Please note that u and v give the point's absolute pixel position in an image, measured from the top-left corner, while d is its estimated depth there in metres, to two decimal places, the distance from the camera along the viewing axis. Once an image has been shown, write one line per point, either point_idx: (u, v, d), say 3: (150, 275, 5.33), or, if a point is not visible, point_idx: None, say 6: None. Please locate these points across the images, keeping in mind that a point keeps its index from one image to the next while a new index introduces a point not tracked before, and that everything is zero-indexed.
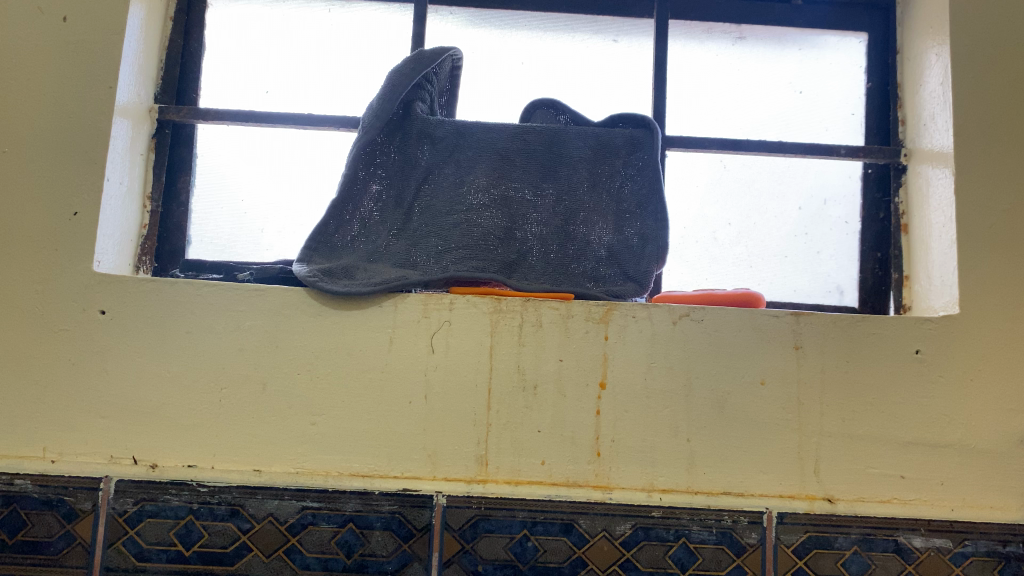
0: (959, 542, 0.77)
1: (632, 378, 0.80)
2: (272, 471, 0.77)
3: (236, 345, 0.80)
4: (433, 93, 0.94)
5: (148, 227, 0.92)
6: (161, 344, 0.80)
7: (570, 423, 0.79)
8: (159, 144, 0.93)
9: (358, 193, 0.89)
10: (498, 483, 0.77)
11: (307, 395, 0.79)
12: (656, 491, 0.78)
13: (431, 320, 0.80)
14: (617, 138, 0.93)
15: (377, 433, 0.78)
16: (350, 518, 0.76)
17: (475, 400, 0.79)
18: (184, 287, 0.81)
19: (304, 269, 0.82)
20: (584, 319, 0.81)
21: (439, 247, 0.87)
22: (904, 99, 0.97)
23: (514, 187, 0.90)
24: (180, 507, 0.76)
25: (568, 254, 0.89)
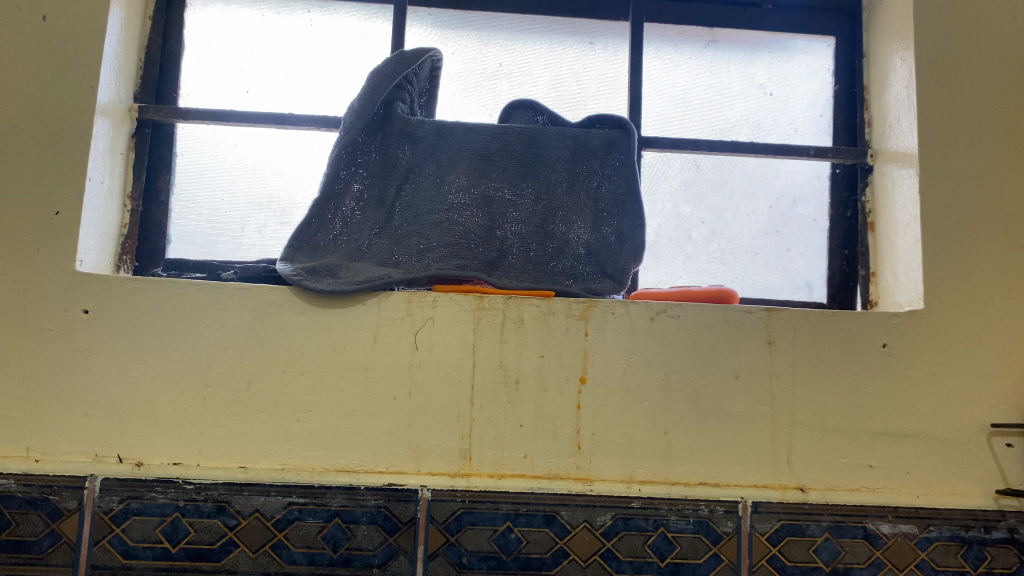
0: (924, 527, 0.80)
1: (611, 373, 0.82)
2: (258, 467, 0.78)
3: (221, 343, 0.80)
4: (413, 94, 0.96)
5: (128, 226, 0.92)
6: (145, 342, 0.80)
7: (551, 417, 0.81)
8: (139, 144, 0.94)
9: (340, 192, 0.90)
10: (482, 477, 0.79)
11: (291, 392, 0.80)
12: (635, 482, 0.80)
13: (414, 318, 0.81)
14: (594, 138, 0.95)
15: (362, 429, 0.79)
16: (336, 513, 0.77)
17: (458, 395, 0.80)
18: (167, 286, 0.81)
19: (288, 267, 0.83)
20: (565, 316, 0.83)
21: (421, 246, 0.89)
22: (870, 101, 1.00)
23: (494, 186, 0.92)
24: (166, 504, 0.77)
25: (548, 252, 0.91)
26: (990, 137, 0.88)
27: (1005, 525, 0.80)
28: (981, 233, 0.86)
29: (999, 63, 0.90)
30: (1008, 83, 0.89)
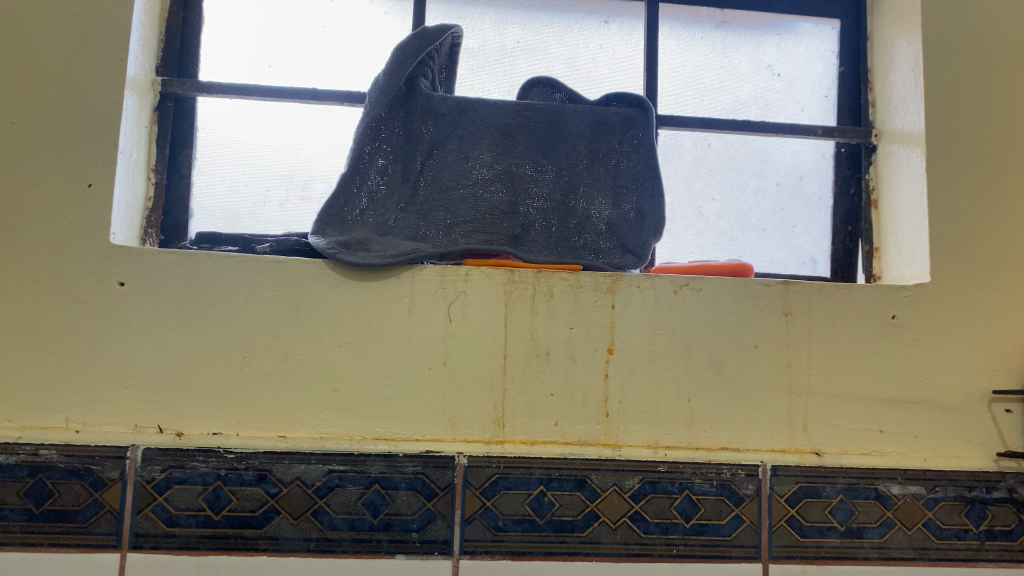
0: (931, 488, 0.85)
1: (638, 344, 0.85)
2: (297, 437, 0.80)
3: (258, 315, 0.82)
4: (434, 70, 0.97)
5: (153, 199, 0.93)
6: (182, 314, 0.81)
7: (580, 386, 0.84)
8: (162, 117, 0.94)
9: (366, 167, 0.91)
10: (515, 443, 0.82)
11: (328, 363, 0.81)
12: (661, 447, 0.83)
13: (448, 291, 0.84)
14: (612, 116, 0.98)
15: (399, 399, 0.82)
16: (375, 480, 0.79)
17: (491, 365, 0.83)
18: (202, 259, 0.82)
19: (321, 241, 0.84)
20: (593, 289, 0.85)
21: (448, 221, 0.91)
22: (874, 83, 1.04)
23: (516, 162, 0.94)
24: (208, 473, 0.78)
25: (570, 228, 0.93)
26: (991, 118, 0.93)
27: (1005, 485, 0.86)
28: (984, 210, 0.90)
29: (1001, 48, 0.94)
30: (1009, 67, 0.94)
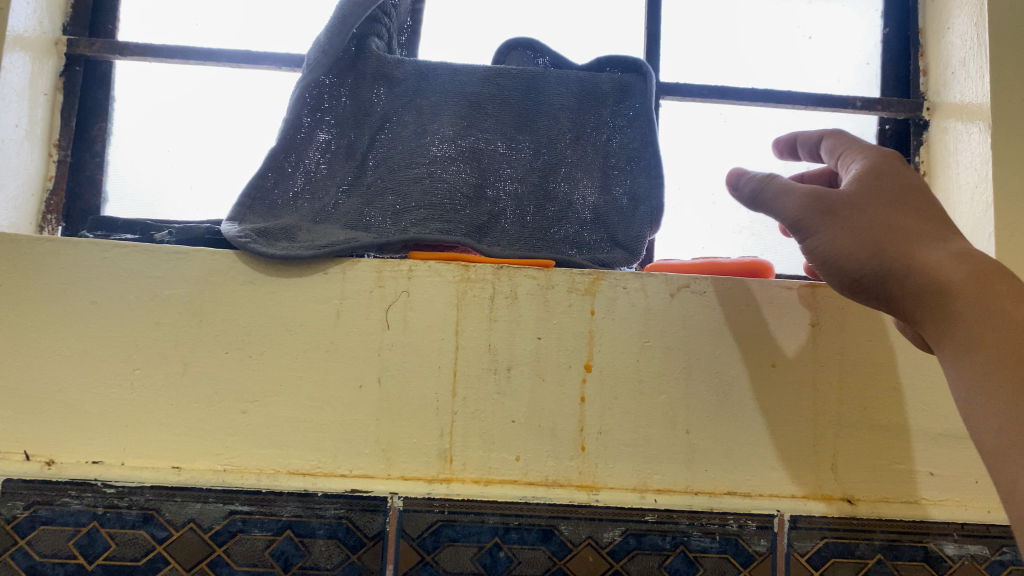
0: (996, 549, 0.67)
1: (623, 361, 0.68)
2: (194, 469, 0.65)
3: (153, 318, 0.67)
4: (392, 28, 0.82)
5: (55, 179, 0.78)
6: (60, 316, 0.66)
7: (549, 411, 0.67)
8: (69, 83, 0.80)
9: (303, 141, 0.76)
10: (465, 483, 0.65)
11: (237, 378, 0.66)
12: (650, 491, 0.66)
13: (386, 290, 0.68)
14: (602, 84, 0.82)
15: (323, 424, 0.66)
16: (288, 525, 0.64)
17: (439, 384, 0.67)
18: (89, 248, 0.67)
19: (235, 228, 0.69)
20: (567, 290, 0.69)
21: (398, 206, 0.74)
22: (927, 46, 0.86)
23: (484, 137, 0.78)
24: (82, 512, 0.63)
25: (548, 217, 0.77)
26: None
27: None
28: None
29: None
30: None
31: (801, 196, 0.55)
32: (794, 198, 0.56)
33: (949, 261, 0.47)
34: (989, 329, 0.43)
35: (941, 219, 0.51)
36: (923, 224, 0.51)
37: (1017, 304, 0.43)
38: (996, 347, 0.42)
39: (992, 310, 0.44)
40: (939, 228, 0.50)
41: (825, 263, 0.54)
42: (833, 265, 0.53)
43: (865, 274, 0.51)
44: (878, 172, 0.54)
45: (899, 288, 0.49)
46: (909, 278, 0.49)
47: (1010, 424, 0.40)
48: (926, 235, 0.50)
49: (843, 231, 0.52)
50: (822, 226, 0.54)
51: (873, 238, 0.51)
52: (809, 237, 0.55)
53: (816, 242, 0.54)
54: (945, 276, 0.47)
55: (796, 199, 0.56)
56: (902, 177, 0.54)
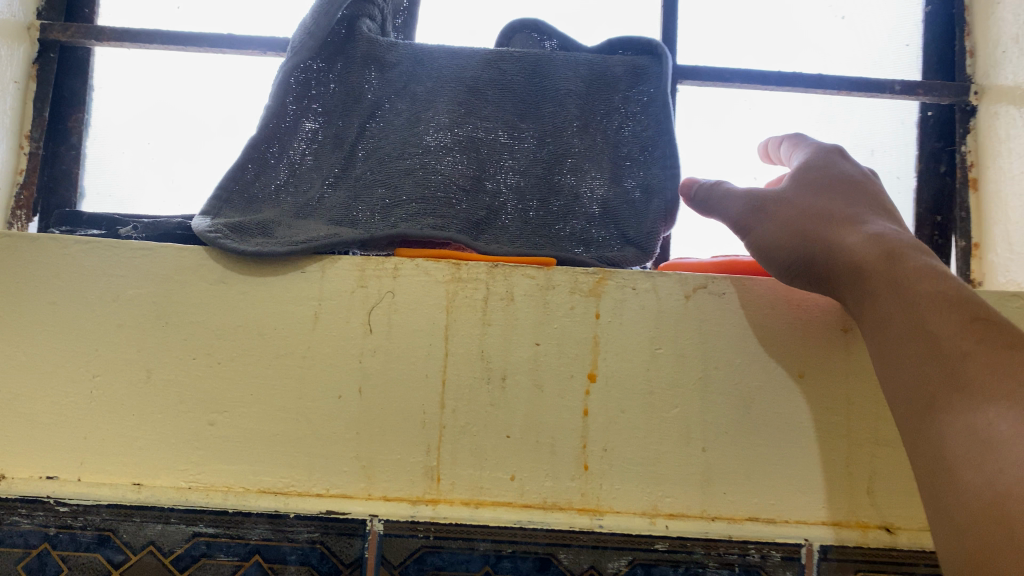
0: None
1: (631, 370, 0.61)
2: (156, 486, 0.59)
3: (114, 320, 0.61)
4: (385, 12, 0.77)
5: (25, 172, 0.74)
6: (14, 318, 0.61)
7: (548, 426, 0.60)
8: (43, 71, 0.76)
9: (287, 131, 0.70)
10: (453, 505, 0.59)
11: (204, 388, 0.60)
12: (660, 516, 0.59)
13: (369, 291, 0.62)
14: (612, 67, 0.75)
15: (298, 438, 0.60)
16: (256, 549, 0.58)
17: (426, 394, 0.60)
18: (47, 244, 0.62)
19: (206, 223, 0.63)
20: (569, 291, 0.62)
21: (387, 199, 0.67)
22: (973, 27, 0.84)
23: (483, 126, 0.71)
24: (32, 533, 0.57)
25: (553, 212, 0.70)
26: None
27: None
28: None
29: None
30: None
31: (740, 199, 0.61)
32: (733, 203, 0.61)
33: (865, 243, 0.51)
34: (895, 300, 0.47)
35: (863, 207, 0.56)
36: (846, 208, 0.55)
37: (922, 279, 0.46)
38: (899, 315, 0.46)
39: (898, 282, 0.47)
40: (859, 212, 0.55)
41: (763, 255, 0.58)
42: (769, 253, 0.57)
43: (796, 261, 0.55)
44: (816, 172, 0.59)
45: (825, 269, 0.53)
46: (827, 255, 0.53)
47: (912, 387, 0.43)
48: (848, 221, 0.54)
49: (777, 221, 0.57)
50: (755, 223, 0.59)
51: (800, 226, 0.55)
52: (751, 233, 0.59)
53: (753, 238, 0.59)
54: (860, 254, 0.51)
55: (735, 201, 0.61)
56: (836, 175, 0.59)
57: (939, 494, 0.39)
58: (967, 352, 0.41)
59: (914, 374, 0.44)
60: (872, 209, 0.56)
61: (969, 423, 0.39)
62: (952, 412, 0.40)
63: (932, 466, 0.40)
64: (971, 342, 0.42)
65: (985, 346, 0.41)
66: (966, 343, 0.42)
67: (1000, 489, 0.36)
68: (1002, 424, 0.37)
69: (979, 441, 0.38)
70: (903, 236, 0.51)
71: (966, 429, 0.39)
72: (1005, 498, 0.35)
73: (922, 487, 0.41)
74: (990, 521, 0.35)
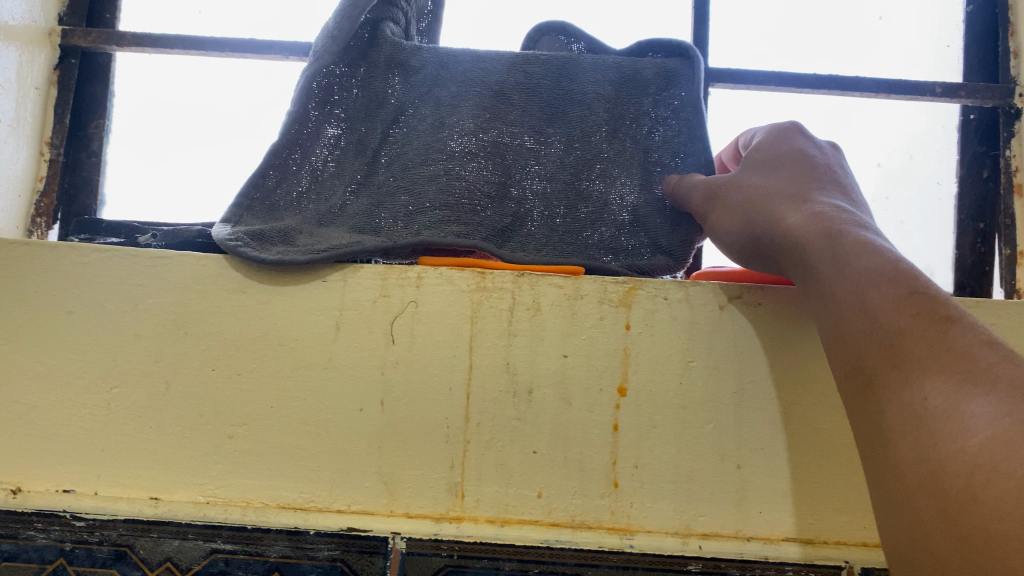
0: None
1: (663, 384, 0.59)
2: (174, 501, 0.57)
3: (133, 330, 0.60)
4: (408, 15, 0.75)
5: (46, 179, 0.73)
6: (31, 328, 0.60)
7: (577, 441, 0.58)
8: (64, 76, 0.75)
9: (309, 136, 0.68)
10: (478, 523, 0.57)
11: (223, 399, 0.59)
12: (693, 536, 0.57)
13: (392, 300, 0.60)
14: (642, 69, 0.72)
15: (319, 452, 0.58)
16: (276, 567, 0.56)
17: (450, 407, 0.58)
18: (65, 252, 0.61)
19: (226, 231, 0.61)
20: (597, 301, 0.60)
21: (410, 206, 0.65)
22: (1018, 24, 0.81)
23: (508, 131, 0.69)
24: (48, 548, 0.56)
25: (581, 218, 0.68)
26: None
27: None
28: None
29: None
30: None
31: (697, 187, 0.62)
32: (690, 192, 0.63)
33: (807, 219, 0.51)
34: (833, 276, 0.47)
35: (810, 183, 0.56)
36: (794, 187, 0.56)
37: (859, 253, 0.47)
38: (840, 291, 0.46)
39: (836, 258, 0.47)
40: (806, 189, 0.55)
41: (718, 240, 0.60)
42: (723, 238, 0.59)
43: (748, 242, 0.56)
44: (768, 150, 0.61)
45: (772, 248, 0.54)
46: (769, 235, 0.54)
47: (853, 361, 0.43)
48: (793, 199, 0.55)
49: (730, 207, 0.59)
50: (709, 210, 0.61)
51: (748, 209, 0.57)
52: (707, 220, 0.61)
53: (709, 225, 0.61)
54: (801, 230, 0.51)
55: (694, 188, 0.63)
56: (791, 154, 0.59)
57: (880, 468, 0.40)
58: (901, 326, 0.41)
59: (854, 350, 0.44)
60: (822, 185, 0.56)
61: (903, 396, 0.39)
62: (886, 387, 0.40)
63: (873, 443, 0.40)
64: (904, 312, 0.41)
65: (919, 314, 0.41)
66: (903, 318, 0.41)
67: (934, 460, 0.36)
68: (934, 397, 0.37)
69: (913, 413, 0.38)
70: (845, 211, 0.52)
71: (903, 405, 0.39)
72: (938, 474, 0.35)
73: (870, 465, 0.41)
74: (926, 495, 0.36)
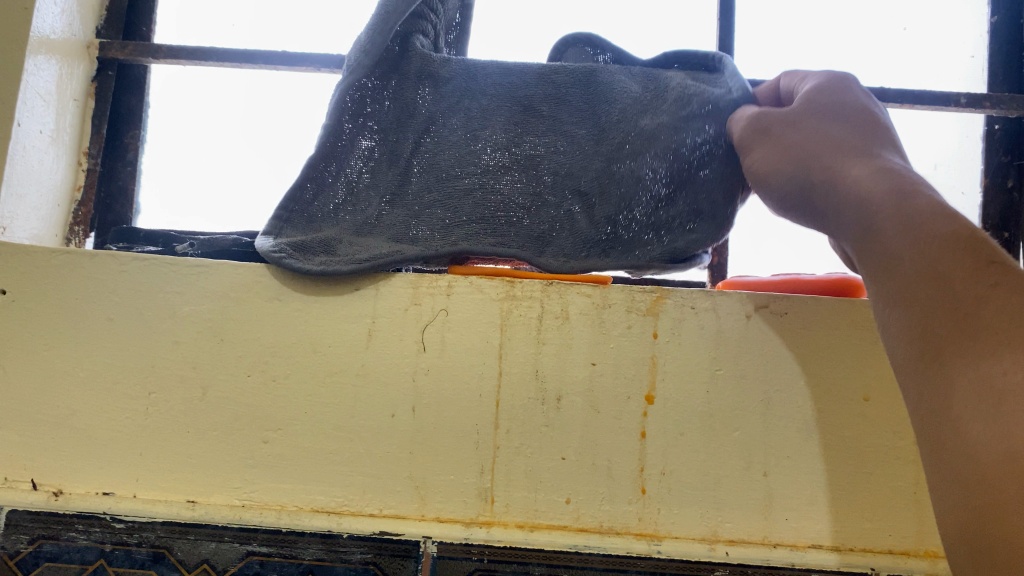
0: None
1: (690, 392, 0.60)
2: (210, 504, 0.59)
3: (170, 336, 0.61)
4: (438, 26, 0.75)
5: (83, 189, 0.75)
6: (71, 335, 0.61)
7: (604, 448, 0.59)
8: (101, 88, 0.77)
9: (343, 151, 0.68)
10: (508, 527, 0.58)
11: (259, 405, 0.60)
12: (720, 543, 0.58)
13: (423, 309, 0.61)
14: (669, 70, 0.72)
15: (352, 457, 0.59)
16: (310, 569, 0.57)
17: (480, 414, 0.59)
18: (106, 261, 0.62)
19: (268, 243, 0.63)
20: (626, 311, 0.61)
21: (447, 218, 0.66)
22: None
23: (540, 137, 0.69)
24: (88, 549, 0.58)
25: (616, 203, 0.67)
26: None
27: None
28: None
29: None
30: None
31: (750, 130, 0.58)
32: (743, 140, 0.59)
33: (870, 180, 0.42)
34: (905, 228, 0.36)
35: (863, 138, 0.49)
36: (845, 133, 0.50)
37: (924, 212, 0.36)
38: (891, 243, 0.37)
39: (902, 216, 0.37)
40: (859, 140, 0.49)
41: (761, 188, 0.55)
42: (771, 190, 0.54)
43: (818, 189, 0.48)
44: (815, 93, 0.55)
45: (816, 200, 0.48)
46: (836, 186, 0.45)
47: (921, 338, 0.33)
48: (852, 159, 0.46)
49: (780, 153, 0.53)
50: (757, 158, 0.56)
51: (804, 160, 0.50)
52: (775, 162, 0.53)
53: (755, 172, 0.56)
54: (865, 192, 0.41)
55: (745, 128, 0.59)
56: (847, 103, 0.52)
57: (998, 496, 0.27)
58: (981, 295, 0.31)
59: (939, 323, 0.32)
60: (879, 137, 0.49)
61: (974, 373, 0.30)
62: (964, 373, 0.30)
63: (951, 447, 0.30)
64: (981, 275, 0.32)
65: (1004, 279, 0.31)
66: (973, 285, 0.32)
67: None
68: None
69: (986, 390, 0.29)
70: (908, 171, 0.42)
71: (975, 387, 0.29)
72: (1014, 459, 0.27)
73: (936, 476, 0.31)
74: None
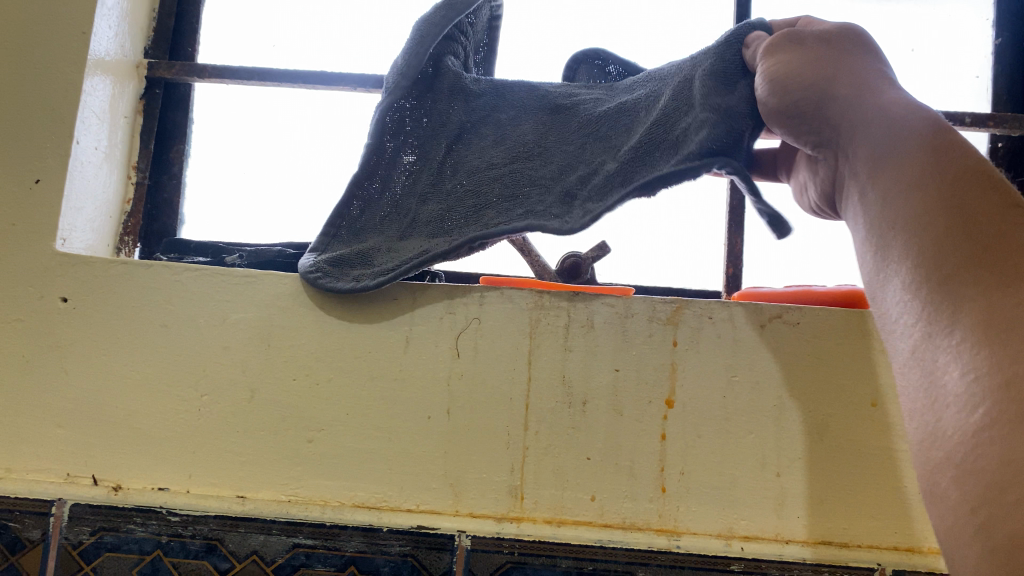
0: None
1: (708, 396, 0.64)
2: (259, 499, 0.63)
3: (221, 342, 0.65)
4: (467, 48, 0.77)
5: (132, 202, 0.80)
6: (129, 340, 0.65)
7: (626, 448, 0.63)
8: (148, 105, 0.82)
9: (385, 165, 0.71)
10: (537, 523, 0.62)
11: (304, 407, 0.64)
12: (736, 538, 0.62)
13: (457, 316, 0.65)
14: None
15: (390, 456, 0.63)
16: (352, 561, 0.61)
17: (510, 416, 0.63)
18: (161, 271, 0.67)
19: (309, 261, 0.67)
20: (647, 320, 0.65)
21: (479, 206, 0.68)
22: None
23: (567, 127, 0.70)
24: (146, 540, 0.62)
25: (642, 145, 0.63)
26: None
27: None
28: None
29: None
30: None
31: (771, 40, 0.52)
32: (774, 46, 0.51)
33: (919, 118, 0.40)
34: (952, 175, 0.36)
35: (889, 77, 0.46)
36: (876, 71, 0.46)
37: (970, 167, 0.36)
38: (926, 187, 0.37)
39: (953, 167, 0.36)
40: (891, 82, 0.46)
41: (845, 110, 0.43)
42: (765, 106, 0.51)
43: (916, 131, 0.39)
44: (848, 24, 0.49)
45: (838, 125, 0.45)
46: (859, 122, 0.44)
47: (956, 282, 0.33)
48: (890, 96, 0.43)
49: (802, 70, 0.48)
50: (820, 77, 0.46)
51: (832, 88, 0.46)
52: (786, 74, 0.49)
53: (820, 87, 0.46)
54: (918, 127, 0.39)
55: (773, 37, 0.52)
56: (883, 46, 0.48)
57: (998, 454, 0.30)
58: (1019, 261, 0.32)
59: (964, 250, 0.34)
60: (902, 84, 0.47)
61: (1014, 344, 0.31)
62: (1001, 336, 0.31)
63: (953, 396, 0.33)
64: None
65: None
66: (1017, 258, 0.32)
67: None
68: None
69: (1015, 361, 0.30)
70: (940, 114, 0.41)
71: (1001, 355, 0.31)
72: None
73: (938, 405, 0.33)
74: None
